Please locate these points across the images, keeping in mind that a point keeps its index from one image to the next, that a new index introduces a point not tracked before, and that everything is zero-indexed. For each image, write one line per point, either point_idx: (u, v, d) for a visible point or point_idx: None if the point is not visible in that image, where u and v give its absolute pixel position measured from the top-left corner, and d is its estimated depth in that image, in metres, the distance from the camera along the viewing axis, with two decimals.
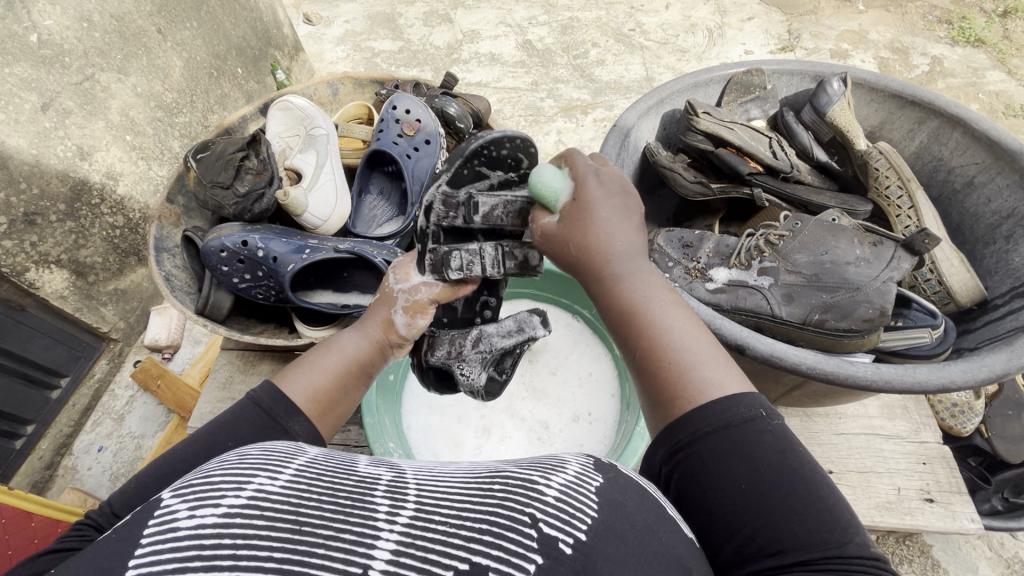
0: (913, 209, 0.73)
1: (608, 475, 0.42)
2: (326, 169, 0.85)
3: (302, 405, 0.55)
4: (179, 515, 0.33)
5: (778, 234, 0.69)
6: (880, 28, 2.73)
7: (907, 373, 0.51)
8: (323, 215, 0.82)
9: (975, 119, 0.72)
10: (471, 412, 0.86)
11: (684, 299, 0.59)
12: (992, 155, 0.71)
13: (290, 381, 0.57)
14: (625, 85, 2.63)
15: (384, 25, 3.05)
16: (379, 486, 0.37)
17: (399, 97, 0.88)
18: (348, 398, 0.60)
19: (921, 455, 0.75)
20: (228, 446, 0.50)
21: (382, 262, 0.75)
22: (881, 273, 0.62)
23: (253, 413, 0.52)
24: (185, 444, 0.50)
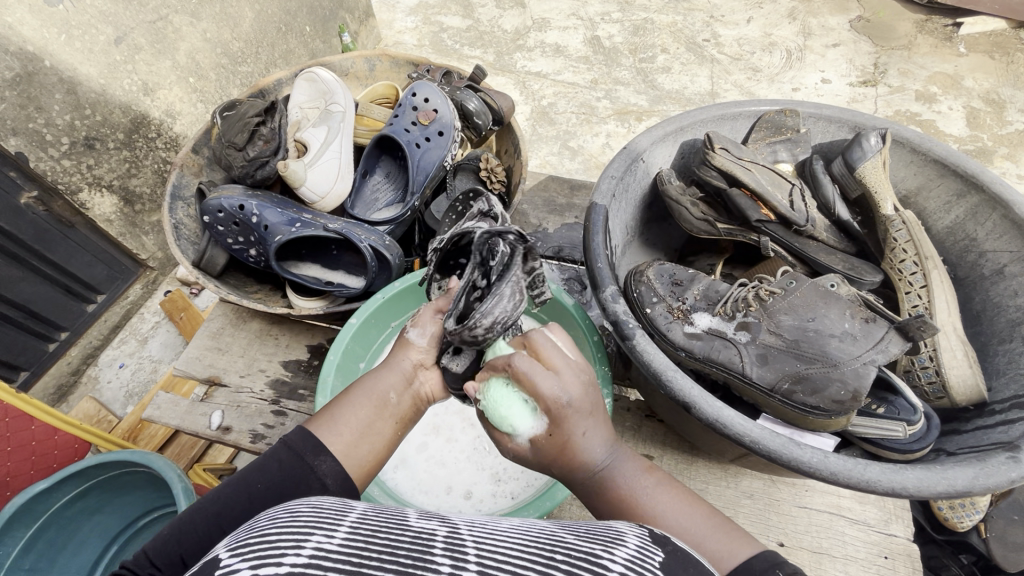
0: (924, 288, 0.66)
1: (667, 548, 0.42)
2: (332, 146, 0.85)
3: (328, 443, 0.59)
4: (241, 572, 0.34)
5: (769, 290, 0.66)
6: (978, 76, 2.52)
7: (856, 469, 0.48)
8: (320, 191, 0.84)
9: (1018, 204, 0.65)
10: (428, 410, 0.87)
11: (642, 342, 0.56)
12: None
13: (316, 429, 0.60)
14: (687, 97, 2.53)
15: (457, 1, 3.07)
16: (434, 545, 0.38)
17: (421, 85, 0.87)
18: (377, 434, 0.61)
19: (884, 547, 0.70)
20: (257, 485, 0.55)
21: (367, 248, 0.75)
22: (865, 353, 0.57)
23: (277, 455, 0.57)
24: (217, 491, 0.56)
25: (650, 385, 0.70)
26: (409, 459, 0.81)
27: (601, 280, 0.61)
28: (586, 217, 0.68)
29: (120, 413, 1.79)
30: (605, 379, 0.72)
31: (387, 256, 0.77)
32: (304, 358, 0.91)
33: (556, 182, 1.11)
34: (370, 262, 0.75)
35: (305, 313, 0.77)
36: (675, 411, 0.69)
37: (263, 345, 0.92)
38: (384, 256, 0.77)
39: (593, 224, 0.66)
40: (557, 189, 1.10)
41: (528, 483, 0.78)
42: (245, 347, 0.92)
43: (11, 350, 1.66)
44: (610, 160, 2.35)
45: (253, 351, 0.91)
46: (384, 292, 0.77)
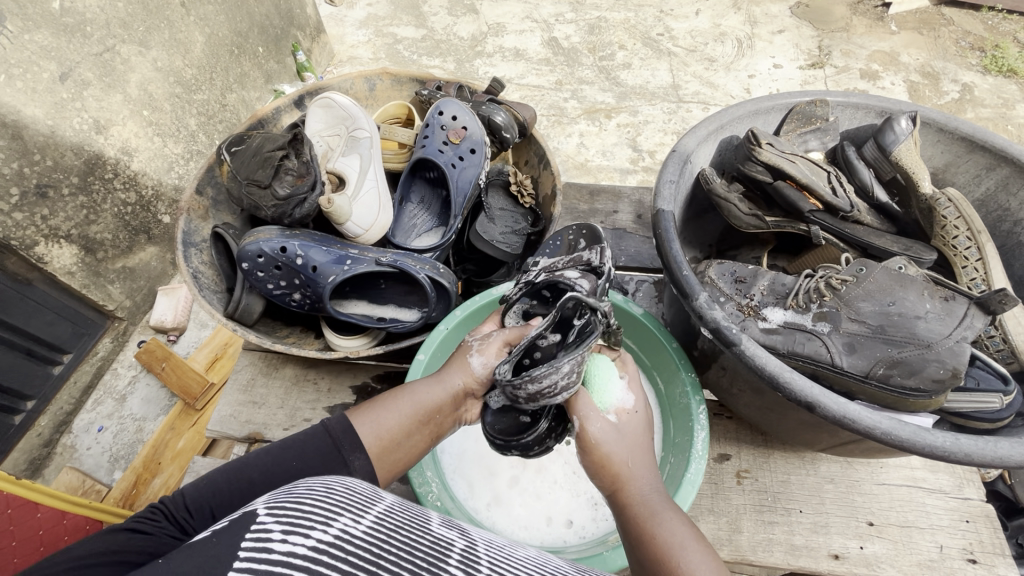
0: (980, 261, 0.70)
1: None
2: (369, 174, 0.83)
3: (364, 437, 0.62)
4: (274, 536, 0.33)
5: (840, 278, 0.67)
6: (911, 51, 2.70)
7: (987, 447, 0.49)
8: (365, 224, 0.79)
9: None
10: None
11: (751, 346, 0.56)
12: None
13: (357, 417, 0.64)
14: (651, 91, 2.59)
15: (407, 12, 3.04)
16: (447, 556, 0.39)
17: (445, 104, 0.85)
18: (412, 444, 0.64)
19: (963, 511, 0.73)
20: (293, 465, 0.59)
21: (425, 278, 0.72)
22: (954, 332, 0.60)
23: (317, 439, 0.61)
24: (256, 459, 0.60)
25: (735, 387, 0.70)
26: (500, 495, 0.82)
27: (691, 288, 0.61)
28: (656, 225, 0.67)
29: (106, 481, 1.64)
30: (693, 385, 0.73)
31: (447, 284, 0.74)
32: (350, 401, 0.85)
33: (575, 189, 1.09)
34: (431, 292, 0.73)
35: (360, 352, 0.74)
36: (765, 409, 0.69)
37: (303, 393, 0.85)
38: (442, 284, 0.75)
39: (667, 232, 0.66)
40: (577, 195, 1.08)
41: None
42: (283, 397, 0.85)
43: None
44: (587, 160, 2.36)
45: (293, 401, 0.84)
46: (447, 322, 0.76)
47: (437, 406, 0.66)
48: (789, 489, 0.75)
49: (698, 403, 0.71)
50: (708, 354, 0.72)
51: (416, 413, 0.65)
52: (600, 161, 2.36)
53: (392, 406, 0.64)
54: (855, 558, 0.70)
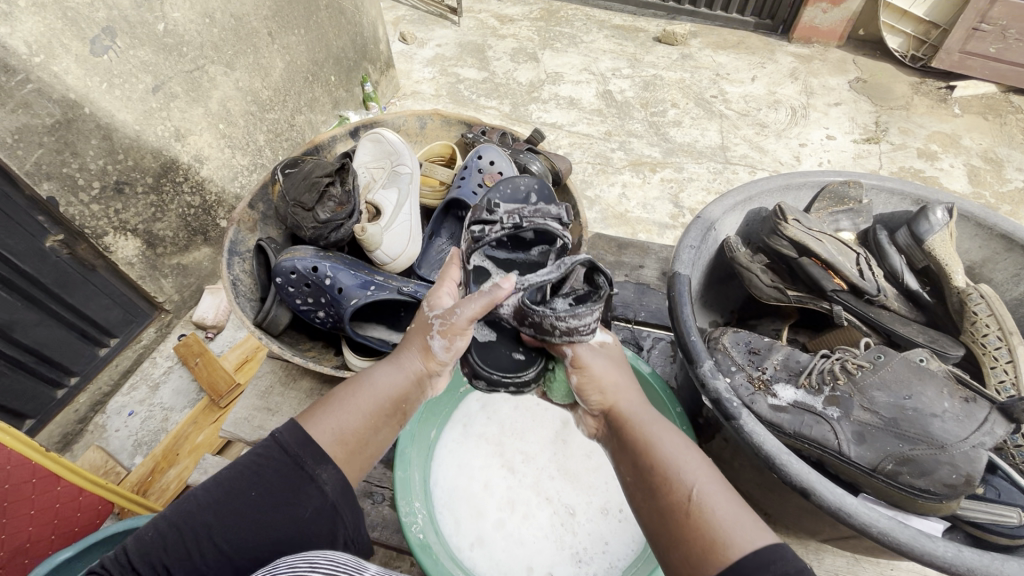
0: (1011, 363, 0.67)
1: None
2: (404, 209, 0.88)
3: (332, 448, 0.66)
4: None
5: (856, 362, 0.66)
6: (975, 135, 2.64)
7: (994, 566, 0.47)
8: (393, 253, 0.85)
9: None
10: (498, 483, 0.93)
11: (749, 423, 0.55)
12: None
13: (318, 427, 0.67)
14: (698, 149, 2.61)
15: (473, 55, 3.23)
16: None
17: (487, 150, 0.91)
18: (380, 435, 0.70)
19: None
20: (250, 493, 0.62)
21: (442, 312, 0.76)
22: (972, 437, 0.57)
23: (270, 463, 0.64)
24: (204, 496, 0.62)
25: (738, 461, 0.69)
26: (485, 537, 0.86)
27: (696, 354, 0.61)
28: (671, 286, 0.68)
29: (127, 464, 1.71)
30: None
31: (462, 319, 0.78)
32: None
33: (604, 240, 1.11)
34: (446, 326, 0.77)
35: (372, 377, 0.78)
36: (765, 488, 0.67)
37: None
38: None
39: (681, 294, 0.67)
40: (605, 246, 1.10)
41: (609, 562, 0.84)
42: (296, 408, 0.89)
43: (18, 398, 1.60)
44: (627, 210, 2.38)
45: None
46: (455, 355, 0.81)
47: (400, 395, 0.73)
48: None
49: None
50: (713, 422, 0.72)
51: (376, 408, 0.71)
52: (639, 213, 2.37)
53: (351, 411, 0.69)
54: None
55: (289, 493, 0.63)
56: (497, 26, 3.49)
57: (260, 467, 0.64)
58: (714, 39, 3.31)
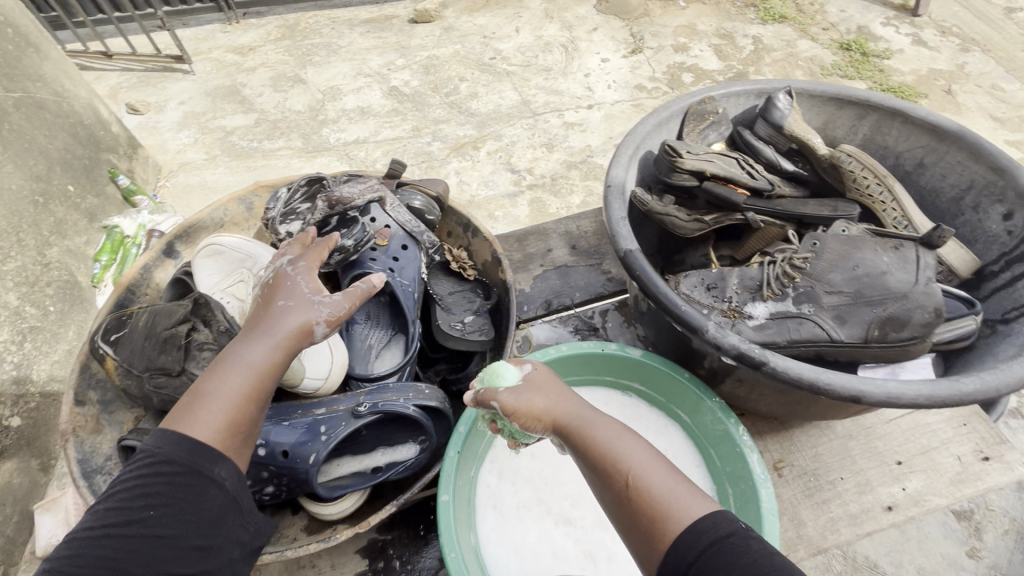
0: (894, 202, 0.83)
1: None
2: None
3: (214, 439, 0.67)
4: None
5: (801, 256, 0.76)
6: (704, 20, 3.08)
7: (997, 375, 0.68)
8: (322, 373, 0.88)
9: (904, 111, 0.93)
10: (562, 544, 0.93)
11: (778, 361, 0.66)
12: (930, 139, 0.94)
13: (188, 428, 0.67)
14: (504, 113, 2.65)
15: (229, 99, 2.84)
16: None
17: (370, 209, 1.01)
18: (248, 414, 0.71)
19: (959, 417, 0.97)
20: (156, 511, 0.63)
21: (414, 407, 0.85)
22: (919, 277, 0.71)
23: (164, 474, 0.65)
24: (92, 530, 0.61)
25: (754, 393, 0.86)
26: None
27: (697, 324, 0.70)
28: (631, 270, 0.73)
29: None
30: (721, 409, 0.89)
31: (430, 403, 0.87)
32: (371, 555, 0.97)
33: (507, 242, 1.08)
34: (423, 418, 0.86)
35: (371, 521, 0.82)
36: (785, 401, 0.83)
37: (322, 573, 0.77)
38: (427, 404, 0.88)
39: (647, 276, 0.72)
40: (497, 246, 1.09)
41: None
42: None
43: None
44: (472, 195, 2.33)
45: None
46: (455, 445, 0.89)
47: (270, 371, 0.74)
48: (823, 461, 0.91)
49: (734, 423, 0.87)
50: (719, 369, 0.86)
51: (242, 391, 0.71)
52: (484, 193, 2.34)
53: (215, 398, 0.69)
54: (903, 500, 0.88)
55: (203, 500, 0.65)
56: (239, 59, 3.10)
57: (153, 484, 0.64)
58: (464, 4, 3.34)
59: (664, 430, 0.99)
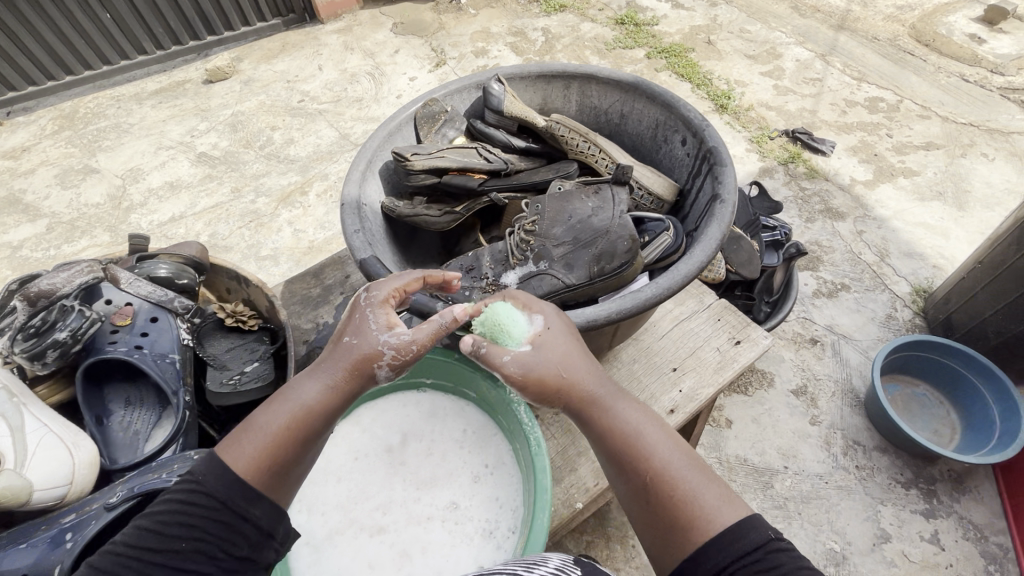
0: (601, 152, 0.96)
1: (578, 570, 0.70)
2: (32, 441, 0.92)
3: (252, 480, 0.68)
4: None
5: (530, 221, 0.91)
6: (495, 22, 3.27)
7: (677, 273, 0.81)
8: (63, 480, 0.92)
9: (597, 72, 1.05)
10: (381, 554, 0.91)
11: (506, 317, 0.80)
12: (623, 91, 1.06)
13: (238, 462, 0.69)
14: (326, 151, 2.62)
15: (8, 211, 2.50)
16: None
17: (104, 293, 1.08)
18: (289, 457, 0.72)
19: (716, 313, 1.15)
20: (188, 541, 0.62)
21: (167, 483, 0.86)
22: (615, 212, 0.87)
23: (218, 501, 0.65)
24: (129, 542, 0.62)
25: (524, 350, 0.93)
26: None
27: None
28: (370, 275, 0.80)
29: None
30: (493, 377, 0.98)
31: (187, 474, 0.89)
32: None
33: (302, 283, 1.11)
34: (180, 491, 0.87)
35: None
36: None
37: None
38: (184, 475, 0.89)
39: (377, 275, 0.78)
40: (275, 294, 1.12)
41: (509, 504, 0.94)
42: None
43: None
44: (312, 240, 2.28)
45: None
46: None
47: (320, 410, 0.75)
48: (616, 390, 1.06)
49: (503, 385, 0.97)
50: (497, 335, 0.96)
51: (282, 427, 0.73)
52: (323, 235, 2.30)
53: (261, 432, 0.72)
54: (682, 401, 1.04)
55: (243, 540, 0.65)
56: (12, 164, 2.74)
57: (206, 509, 0.64)
58: (260, 54, 3.24)
59: (466, 409, 1.06)
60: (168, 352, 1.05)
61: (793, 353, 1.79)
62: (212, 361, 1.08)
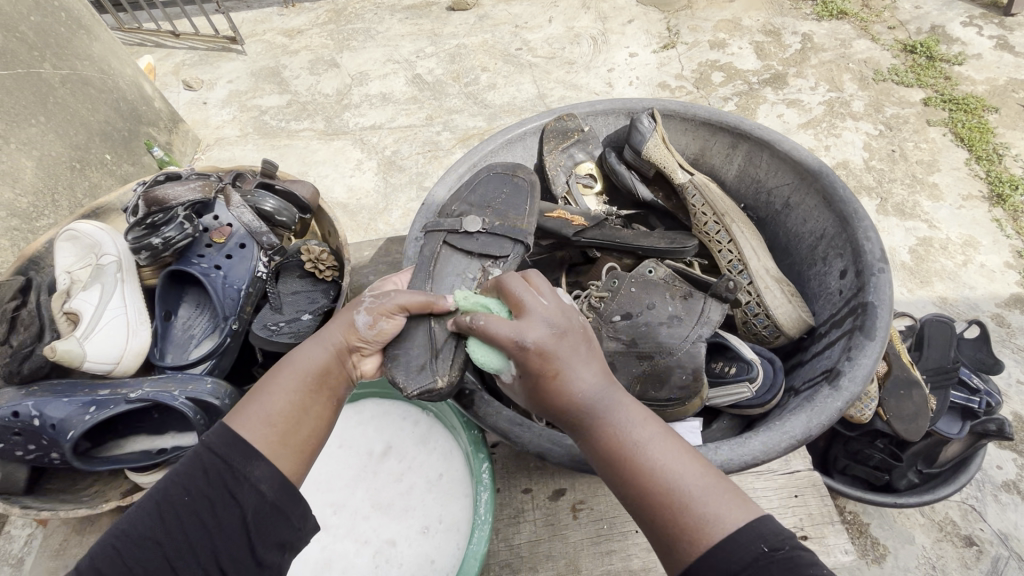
0: (732, 243, 1.11)
1: None
2: (110, 309, 1.17)
3: (261, 443, 0.75)
4: None
5: (600, 297, 1.06)
6: (752, 14, 2.85)
7: (740, 449, 0.79)
8: (114, 357, 1.15)
9: (777, 143, 1.09)
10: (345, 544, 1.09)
11: (508, 409, 0.87)
12: (797, 177, 1.08)
13: (242, 421, 0.77)
14: (519, 105, 2.64)
15: (269, 80, 3.03)
16: None
17: (217, 210, 1.28)
18: (305, 407, 0.81)
19: (794, 488, 1.11)
20: (187, 493, 0.71)
21: (182, 402, 1.05)
22: (693, 335, 0.97)
23: (207, 470, 0.72)
24: (142, 505, 0.71)
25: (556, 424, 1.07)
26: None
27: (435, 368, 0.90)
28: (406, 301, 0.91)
29: None
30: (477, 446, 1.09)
31: (199, 402, 1.06)
32: None
33: None
34: (189, 411, 1.05)
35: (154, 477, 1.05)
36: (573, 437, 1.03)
37: None
38: (199, 401, 1.07)
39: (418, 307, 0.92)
40: None
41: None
42: None
43: None
44: None
45: None
46: None
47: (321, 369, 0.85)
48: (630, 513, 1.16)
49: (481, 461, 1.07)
50: None
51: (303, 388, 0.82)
52: None
53: (271, 397, 0.79)
54: None
55: (218, 497, 0.71)
56: (287, 41, 3.28)
57: (197, 463, 0.73)
58: None
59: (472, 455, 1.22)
60: (240, 283, 1.26)
61: (930, 540, 1.38)
62: (273, 302, 1.30)
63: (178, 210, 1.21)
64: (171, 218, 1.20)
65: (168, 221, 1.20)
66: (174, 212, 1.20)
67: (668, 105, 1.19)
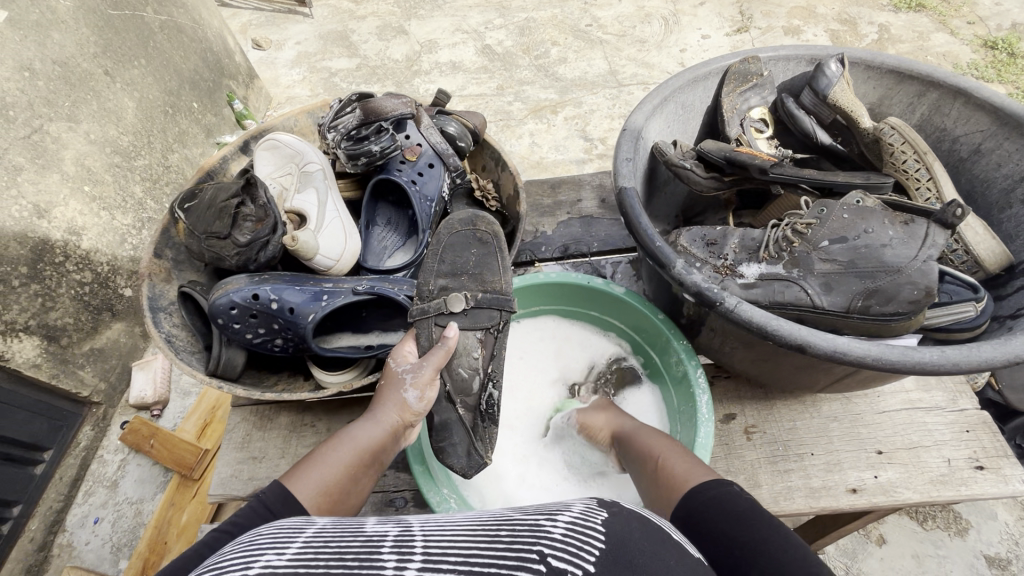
0: (931, 182, 0.96)
1: (609, 511, 0.56)
2: (328, 208, 1.09)
3: (313, 505, 0.72)
4: None
5: (805, 223, 0.83)
6: (827, 2, 2.83)
7: (972, 352, 0.64)
8: (334, 254, 1.03)
9: (975, 90, 1.04)
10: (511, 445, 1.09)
11: (732, 303, 0.70)
12: (995, 123, 1.02)
13: (296, 481, 0.74)
14: (590, 80, 2.65)
15: (338, 43, 3.06)
16: (384, 545, 0.49)
17: (409, 129, 1.15)
18: (356, 483, 0.79)
19: (964, 423, 0.98)
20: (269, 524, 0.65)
21: (404, 297, 0.96)
22: (920, 252, 0.75)
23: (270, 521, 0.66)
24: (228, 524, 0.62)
25: (728, 346, 0.85)
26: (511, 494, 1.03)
27: (667, 258, 0.75)
28: (624, 204, 0.81)
29: (113, 573, 1.57)
30: (687, 351, 0.97)
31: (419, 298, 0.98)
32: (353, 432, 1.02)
33: (538, 186, 1.34)
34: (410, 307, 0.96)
35: (351, 383, 0.94)
36: (759, 360, 0.83)
37: (304, 437, 1.01)
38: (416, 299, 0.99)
39: (633, 209, 0.80)
40: (541, 190, 1.33)
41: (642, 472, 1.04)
42: (281, 448, 1.00)
43: None
44: (541, 157, 2.42)
45: (294, 445, 1.00)
46: None
47: (374, 449, 0.82)
48: (797, 435, 0.98)
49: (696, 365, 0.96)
50: (698, 320, 0.88)
51: (353, 462, 0.79)
52: (553, 157, 2.41)
53: (327, 467, 0.76)
54: (872, 487, 0.93)
55: None
56: (353, 6, 3.29)
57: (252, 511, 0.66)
58: None
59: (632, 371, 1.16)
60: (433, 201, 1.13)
61: (1013, 518, 1.40)
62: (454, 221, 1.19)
63: (383, 125, 1.06)
64: (378, 130, 1.06)
65: (371, 133, 1.06)
66: (381, 125, 1.06)
67: (853, 54, 1.14)
